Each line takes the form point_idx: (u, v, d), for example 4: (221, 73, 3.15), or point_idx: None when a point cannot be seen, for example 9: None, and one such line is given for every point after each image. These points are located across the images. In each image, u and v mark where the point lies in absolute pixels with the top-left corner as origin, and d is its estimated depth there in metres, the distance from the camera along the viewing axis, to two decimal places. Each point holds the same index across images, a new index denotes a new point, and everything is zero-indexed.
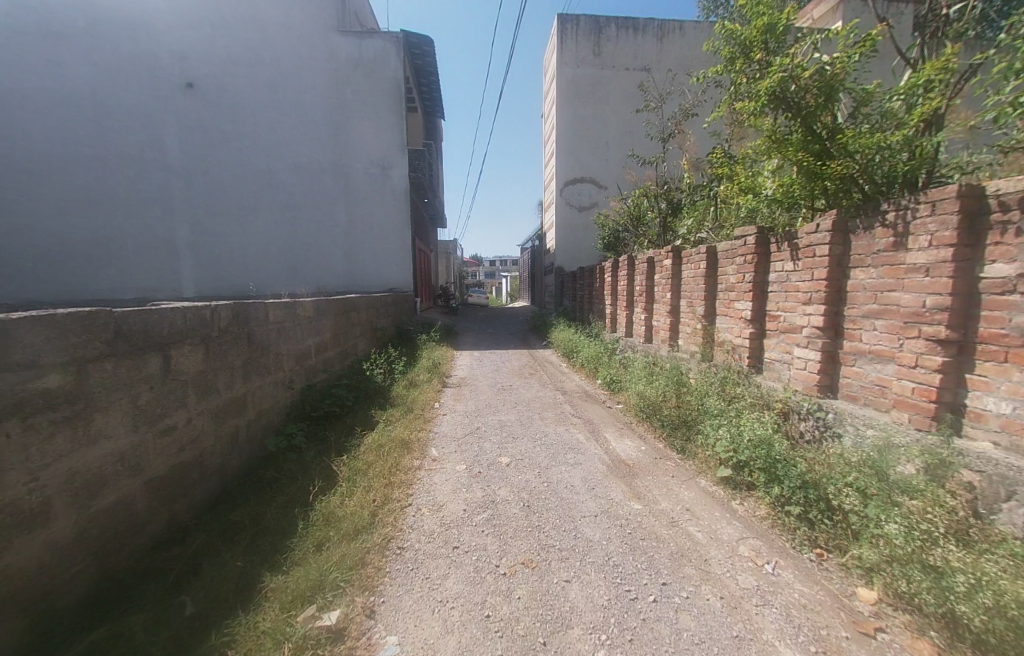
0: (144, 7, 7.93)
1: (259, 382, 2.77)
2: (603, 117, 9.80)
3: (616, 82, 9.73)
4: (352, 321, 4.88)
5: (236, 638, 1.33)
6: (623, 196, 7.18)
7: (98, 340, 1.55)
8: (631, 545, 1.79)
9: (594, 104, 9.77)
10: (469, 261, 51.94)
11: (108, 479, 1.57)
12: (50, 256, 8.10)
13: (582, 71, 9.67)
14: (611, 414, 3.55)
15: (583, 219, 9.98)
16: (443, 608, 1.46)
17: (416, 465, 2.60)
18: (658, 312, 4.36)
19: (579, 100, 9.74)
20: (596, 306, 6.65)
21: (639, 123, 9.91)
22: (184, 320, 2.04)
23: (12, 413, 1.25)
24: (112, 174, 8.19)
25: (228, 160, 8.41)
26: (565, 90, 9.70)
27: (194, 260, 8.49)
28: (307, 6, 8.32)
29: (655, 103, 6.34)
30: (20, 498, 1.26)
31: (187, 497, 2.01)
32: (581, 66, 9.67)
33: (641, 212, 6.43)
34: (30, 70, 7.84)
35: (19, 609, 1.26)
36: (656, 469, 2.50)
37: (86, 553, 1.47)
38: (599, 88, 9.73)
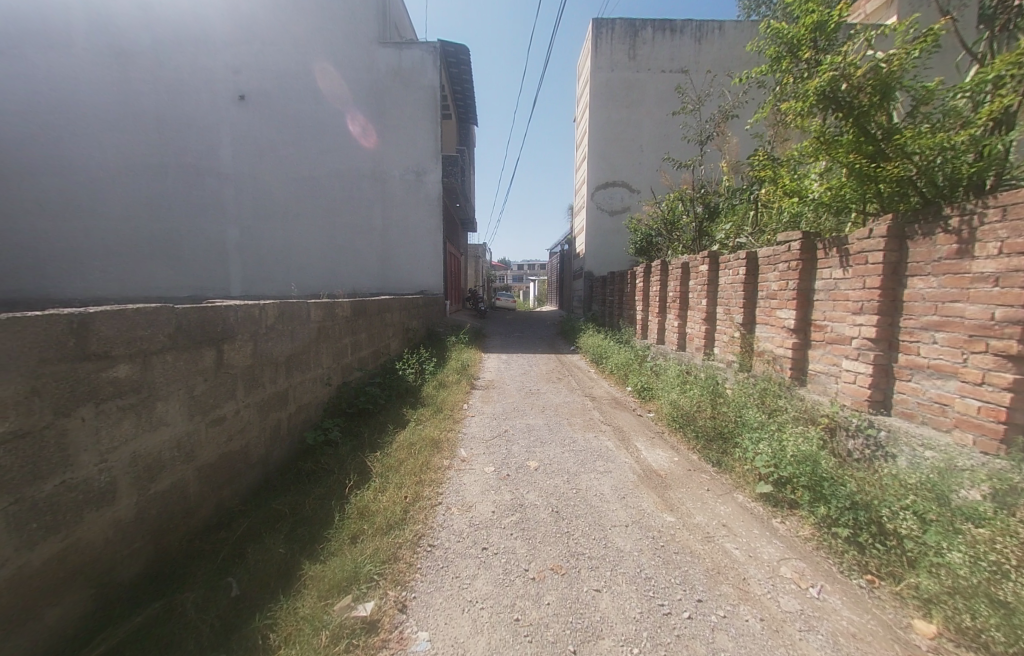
0: (205, 27, 8.55)
1: (300, 378, 2.90)
2: (638, 121, 9.68)
3: (651, 86, 9.60)
4: (386, 321, 5.02)
5: (278, 621, 1.40)
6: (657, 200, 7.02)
7: (162, 334, 1.67)
8: (664, 557, 1.74)
9: (628, 108, 9.65)
10: (498, 265, 52.37)
11: (166, 463, 1.69)
12: (117, 256, 8.84)
13: (617, 74, 9.57)
14: (642, 422, 3.48)
15: (614, 223, 9.87)
16: (472, 608, 1.47)
17: (446, 464, 2.64)
18: (693, 319, 4.24)
19: (614, 103, 9.64)
20: (627, 311, 6.53)
21: (675, 126, 9.75)
22: (236, 316, 2.17)
23: (87, 397, 1.36)
24: (170, 180, 8.80)
25: (275, 168, 8.88)
26: (600, 93, 9.62)
27: (241, 261, 8.98)
28: (352, 19, 8.68)
29: (693, 105, 6.17)
30: (91, 476, 1.37)
31: (233, 485, 2.12)
32: (616, 68, 9.57)
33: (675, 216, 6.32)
34: (103, 86, 8.58)
35: (86, 582, 1.36)
36: (690, 481, 2.42)
37: (145, 532, 1.58)
38: (635, 91, 9.61)
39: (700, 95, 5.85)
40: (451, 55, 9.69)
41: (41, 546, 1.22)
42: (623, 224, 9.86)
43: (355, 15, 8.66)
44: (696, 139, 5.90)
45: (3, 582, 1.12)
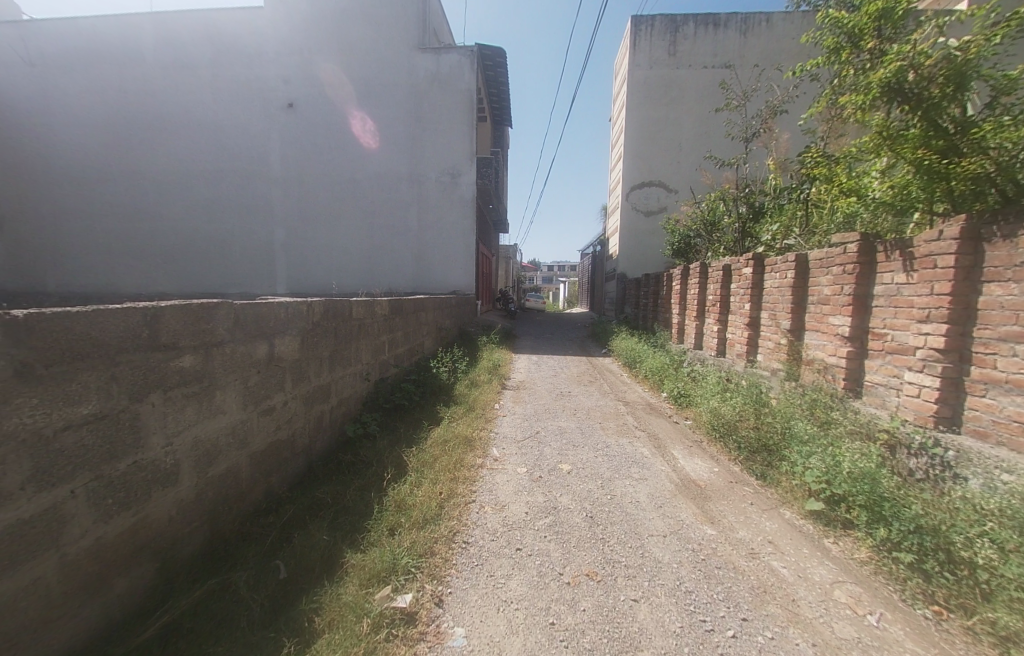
0: (258, 38, 9.03)
1: (342, 373, 3.01)
2: (678, 119, 9.41)
3: (692, 83, 9.32)
4: (421, 320, 5.13)
5: (323, 605, 1.45)
6: (697, 201, 6.79)
7: (221, 328, 1.79)
8: (705, 572, 1.67)
9: (668, 105, 9.38)
10: (528, 266, 52.17)
11: (223, 449, 1.80)
12: (176, 256, 9.55)
13: (656, 72, 9.33)
14: (678, 429, 3.37)
15: (650, 224, 9.63)
16: (508, 608, 1.47)
17: (479, 462, 2.66)
18: (734, 324, 4.05)
19: (653, 101, 9.40)
20: (662, 314, 6.34)
21: (717, 124, 9.40)
22: (286, 312, 2.29)
23: (156, 385, 1.47)
24: (226, 185, 9.40)
25: (320, 172, 9.29)
26: (638, 92, 9.40)
27: (287, 261, 9.47)
28: (393, 26, 8.92)
29: (737, 101, 5.93)
30: (159, 459, 1.48)
31: (281, 472, 2.24)
32: (655, 66, 9.33)
33: (716, 216, 6.11)
34: (168, 98, 9.27)
35: (152, 556, 1.46)
36: (732, 494, 2.31)
37: (204, 513, 1.69)
38: (674, 89, 9.33)
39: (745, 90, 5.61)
40: (489, 59, 9.79)
41: (115, 520, 1.32)
42: (659, 225, 9.60)
43: (396, 23, 8.90)
44: (740, 137, 5.66)
45: (84, 551, 1.23)
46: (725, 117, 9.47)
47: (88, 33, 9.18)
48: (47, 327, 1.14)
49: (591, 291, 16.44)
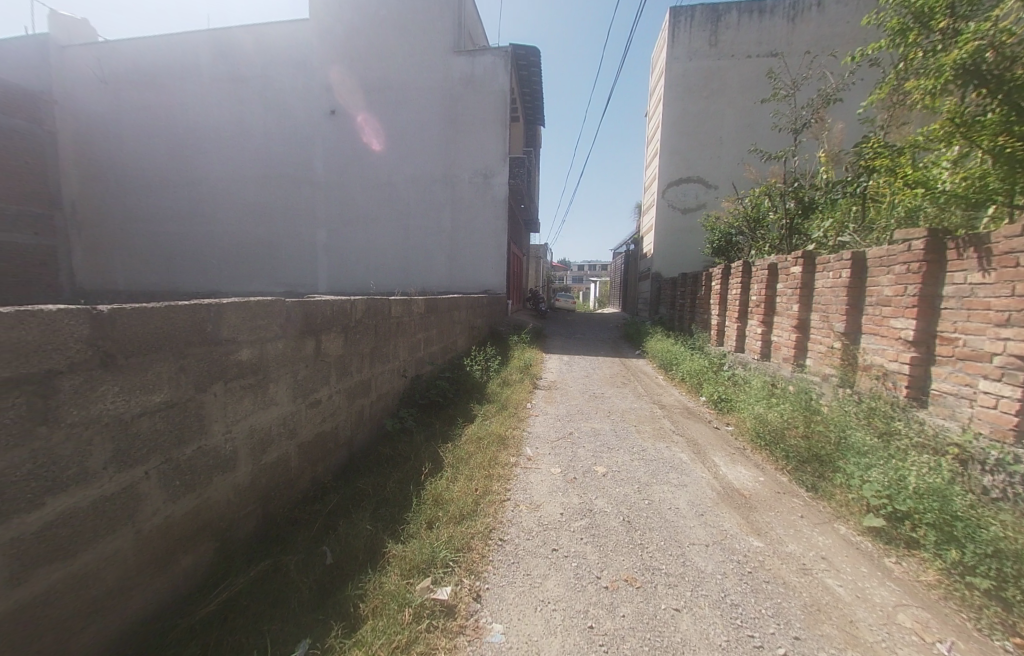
0: (303, 49, 9.47)
1: (381, 369, 3.10)
2: (719, 113, 9.04)
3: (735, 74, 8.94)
4: (455, 318, 5.20)
5: (367, 592, 1.51)
6: (739, 196, 6.49)
7: (275, 324, 1.90)
8: (751, 585, 1.60)
9: (708, 98, 9.03)
10: (558, 266, 51.79)
11: (275, 437, 1.90)
12: (229, 256, 10.20)
13: (695, 64, 8.99)
14: (718, 435, 3.23)
15: (688, 221, 9.30)
16: (545, 608, 1.47)
17: (513, 461, 2.67)
18: (781, 326, 3.84)
19: (691, 95, 9.06)
20: (700, 315, 6.11)
21: (762, 116, 8.96)
22: (332, 309, 2.39)
23: (218, 376, 1.58)
24: (274, 189, 9.93)
25: (359, 175, 9.63)
26: (676, 85, 9.09)
27: (328, 261, 9.88)
28: (429, 31, 9.08)
29: (785, 91, 5.60)
30: (220, 445, 1.59)
31: (326, 462, 2.34)
32: (694, 58, 8.98)
33: (761, 213, 5.83)
34: (223, 109, 9.91)
35: (212, 536, 1.56)
36: (780, 505, 2.19)
37: (256, 498, 1.79)
38: (715, 81, 8.97)
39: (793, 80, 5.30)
40: (523, 58, 9.77)
41: (182, 500, 1.43)
42: (697, 222, 9.26)
43: (432, 26, 9.05)
44: (787, 128, 5.37)
45: (154, 529, 1.33)
46: (771, 108, 9.02)
47: (154, 51, 9.96)
48: (130, 319, 1.25)
49: (624, 290, 16.09)
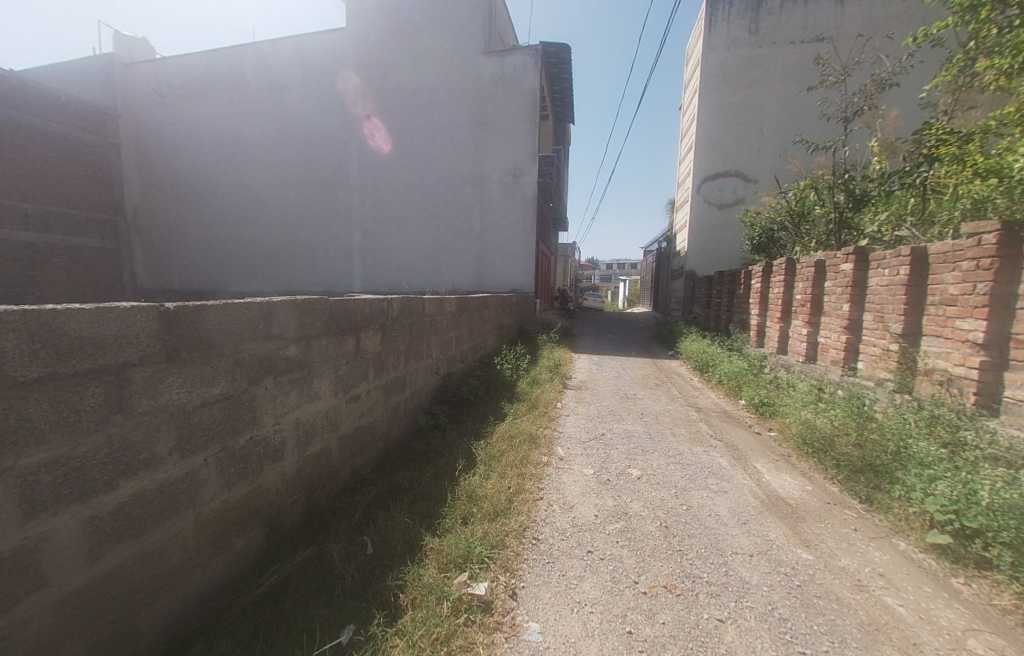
0: (340, 57, 9.80)
1: (415, 366, 3.16)
2: (760, 103, 8.63)
3: (777, 63, 8.53)
4: (485, 317, 5.24)
5: (406, 583, 1.55)
6: (781, 190, 6.18)
7: (319, 321, 1.97)
8: (802, 600, 1.52)
9: (748, 88, 8.64)
10: (586, 265, 51.17)
11: (318, 430, 1.98)
12: (272, 258, 10.73)
13: (734, 53, 8.61)
14: (760, 440, 3.08)
15: (725, 217, 8.93)
16: (582, 610, 1.46)
17: (545, 461, 2.66)
18: (829, 327, 3.62)
19: (730, 85, 8.69)
20: (739, 315, 5.86)
21: (807, 105, 8.50)
22: (370, 307, 2.47)
23: (269, 371, 1.66)
24: (312, 193, 10.35)
25: (392, 178, 9.88)
26: (713, 76, 8.73)
27: (363, 262, 10.20)
28: (460, 33, 9.16)
29: (834, 77, 5.26)
30: (270, 435, 1.67)
31: (364, 455, 2.42)
32: (733, 47, 8.60)
33: (806, 207, 5.52)
34: (267, 118, 10.41)
35: (262, 523, 1.64)
36: (830, 517, 2.07)
37: (301, 488, 1.87)
38: (756, 70, 8.57)
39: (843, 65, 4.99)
40: (552, 55, 9.69)
41: (236, 488, 1.51)
42: (734, 218, 8.89)
43: (463, 29, 9.14)
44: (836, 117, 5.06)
45: (213, 513, 1.42)
46: (816, 97, 8.55)
47: (206, 66, 10.61)
48: (192, 315, 1.33)
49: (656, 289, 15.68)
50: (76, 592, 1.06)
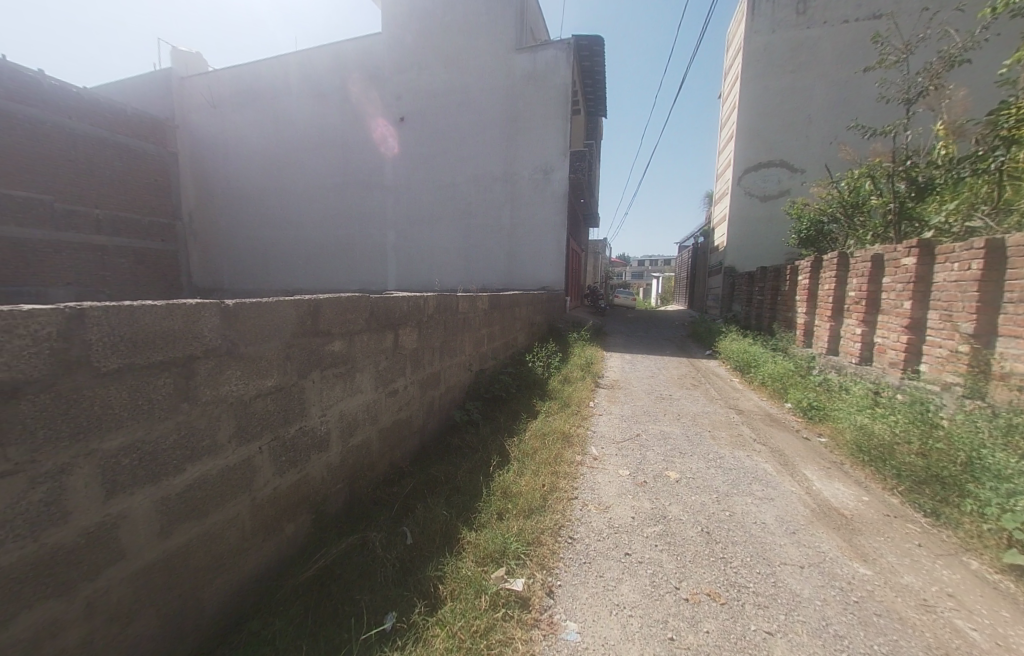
0: (376, 61, 10.05)
1: (449, 362, 3.21)
2: (808, 88, 8.13)
3: (828, 44, 8.00)
4: (516, 315, 5.25)
5: (446, 575, 1.58)
6: (833, 180, 5.79)
7: (362, 317, 2.04)
8: (859, 617, 1.43)
9: (795, 73, 8.15)
10: (617, 262, 50.25)
11: (360, 423, 2.05)
12: (312, 257, 11.21)
13: (780, 36, 8.13)
14: (809, 446, 2.90)
15: (769, 210, 8.48)
16: (621, 613, 1.44)
17: (578, 460, 2.64)
18: (887, 326, 3.37)
19: (775, 71, 8.22)
20: (783, 313, 5.55)
21: (861, 88, 7.94)
22: (407, 304, 2.52)
23: (316, 365, 1.73)
24: (350, 195, 10.71)
25: (425, 178, 10.05)
26: (757, 62, 8.27)
27: (397, 261, 10.45)
28: (492, 31, 9.18)
29: (895, 56, 4.86)
30: (317, 425, 1.75)
31: (402, 448, 2.48)
32: (779, 29, 8.11)
33: (861, 197, 5.15)
34: (309, 123, 10.86)
35: (309, 510, 1.72)
36: (890, 530, 1.92)
37: (345, 478, 1.94)
38: (804, 53, 8.06)
39: (905, 42, 4.59)
40: (585, 48, 9.52)
41: (286, 475, 1.59)
42: (779, 211, 8.43)
43: (495, 27, 9.14)
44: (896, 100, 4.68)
45: (265, 498, 1.50)
46: (872, 79, 7.94)
47: (253, 76, 11.19)
48: (249, 312, 1.41)
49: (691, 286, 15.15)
50: (149, 567, 1.15)
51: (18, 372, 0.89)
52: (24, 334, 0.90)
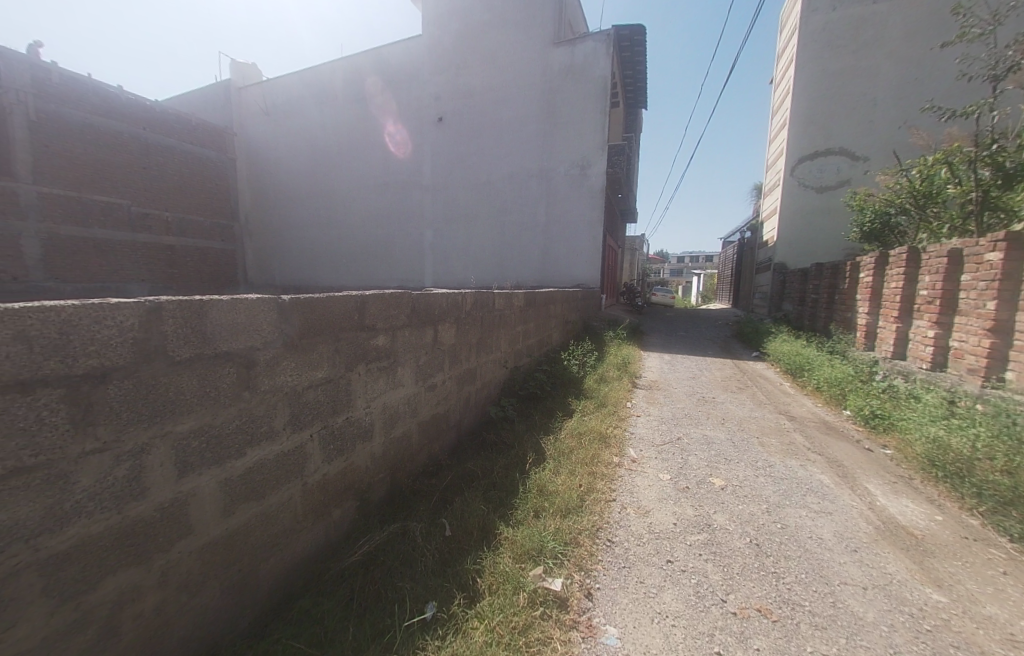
0: (416, 63, 10.27)
1: (485, 358, 3.23)
2: (874, 69, 7.49)
3: (898, 19, 7.29)
4: (551, 313, 5.20)
5: (484, 569, 1.60)
6: (903, 168, 5.30)
7: (403, 313, 2.09)
8: (934, 648, 1.30)
9: (859, 53, 7.50)
10: (656, 259, 48.76)
11: (401, 415, 2.11)
12: (355, 256, 11.69)
13: (842, 14, 7.48)
14: (871, 458, 2.68)
15: (826, 203, 7.89)
16: (663, 622, 1.39)
17: (617, 461, 2.58)
18: (965, 329, 3.05)
19: (836, 52, 7.60)
20: (842, 313, 5.15)
21: (935, 66, 7.25)
22: (446, 300, 2.56)
23: (361, 358, 1.79)
24: (391, 195, 11.04)
25: (462, 177, 10.17)
26: (815, 43, 7.67)
27: (434, 258, 10.68)
28: (529, 26, 9.12)
29: (980, 28, 4.35)
30: (361, 416, 1.81)
31: (440, 441, 2.53)
32: (841, 6, 7.48)
33: (935, 187, 4.68)
34: (353, 127, 11.28)
35: (353, 497, 1.79)
36: (968, 555, 1.74)
37: (386, 468, 2.00)
38: (870, 30, 7.40)
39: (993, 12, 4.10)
40: (625, 39, 9.24)
41: (334, 462, 1.67)
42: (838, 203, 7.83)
43: (533, 22, 9.08)
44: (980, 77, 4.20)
45: (315, 484, 1.57)
46: (950, 54, 7.21)
47: (303, 83, 11.74)
48: (302, 307, 1.49)
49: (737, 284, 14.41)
50: (215, 542, 1.24)
51: (105, 359, 0.98)
52: (111, 324, 0.99)
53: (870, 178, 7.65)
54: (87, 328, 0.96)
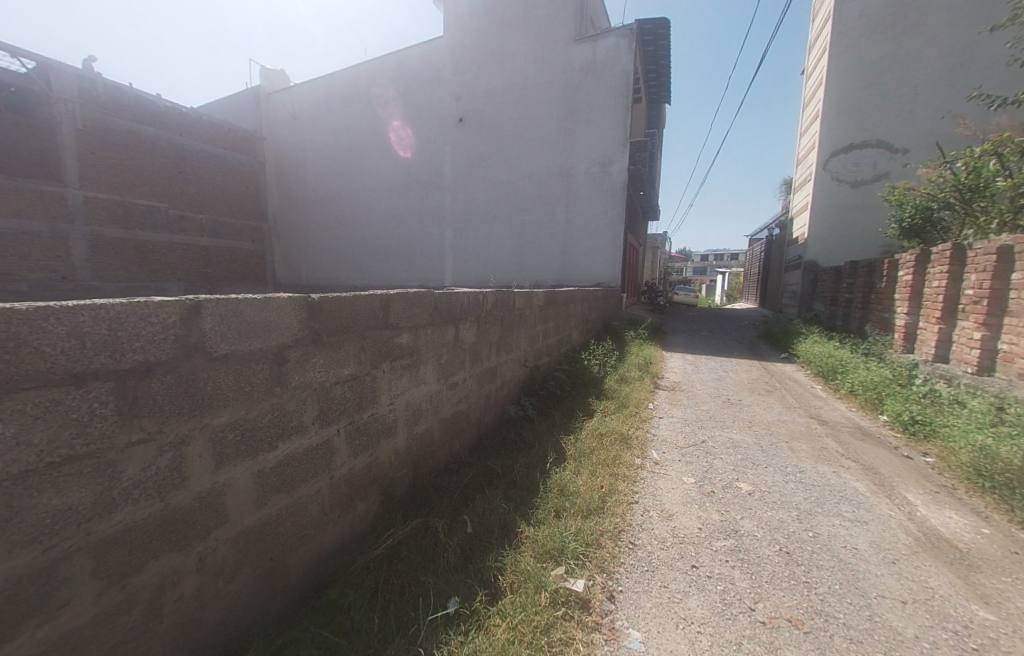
0: (438, 64, 10.36)
1: (505, 357, 3.23)
2: (915, 57, 7.12)
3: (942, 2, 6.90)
4: (571, 312, 5.16)
5: (505, 567, 1.60)
6: (947, 160, 5.01)
7: (426, 312, 2.11)
8: None
9: (899, 40, 7.14)
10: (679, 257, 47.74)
11: (423, 413, 2.13)
12: (377, 255, 11.90)
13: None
14: (910, 466, 2.54)
15: (861, 198, 7.54)
16: (688, 628, 1.37)
17: (639, 463, 2.54)
18: (1017, 331, 2.86)
19: (874, 40, 7.24)
20: (878, 313, 4.91)
21: (984, 52, 6.84)
22: (467, 298, 2.57)
23: (386, 356, 1.83)
24: (412, 195, 11.19)
25: (483, 176, 10.20)
26: (851, 31, 7.32)
27: (454, 258, 10.77)
28: (551, 23, 9.07)
29: None
30: (385, 412, 1.85)
31: (461, 438, 2.55)
32: None
33: (982, 180, 4.40)
34: (376, 129, 11.47)
35: (377, 492, 1.82)
36: (1019, 572, 1.63)
37: (409, 464, 2.03)
38: (912, 16, 7.03)
39: None
40: (648, 33, 9.08)
41: (359, 457, 1.70)
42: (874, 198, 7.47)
43: (554, 19, 9.02)
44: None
45: (341, 479, 1.61)
46: (1000, 39, 6.79)
47: (328, 87, 12.01)
48: (329, 305, 1.52)
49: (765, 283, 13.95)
50: (248, 531, 1.29)
51: (150, 354, 1.03)
52: (155, 322, 1.04)
53: (909, 171, 7.28)
54: (133, 326, 1.00)
